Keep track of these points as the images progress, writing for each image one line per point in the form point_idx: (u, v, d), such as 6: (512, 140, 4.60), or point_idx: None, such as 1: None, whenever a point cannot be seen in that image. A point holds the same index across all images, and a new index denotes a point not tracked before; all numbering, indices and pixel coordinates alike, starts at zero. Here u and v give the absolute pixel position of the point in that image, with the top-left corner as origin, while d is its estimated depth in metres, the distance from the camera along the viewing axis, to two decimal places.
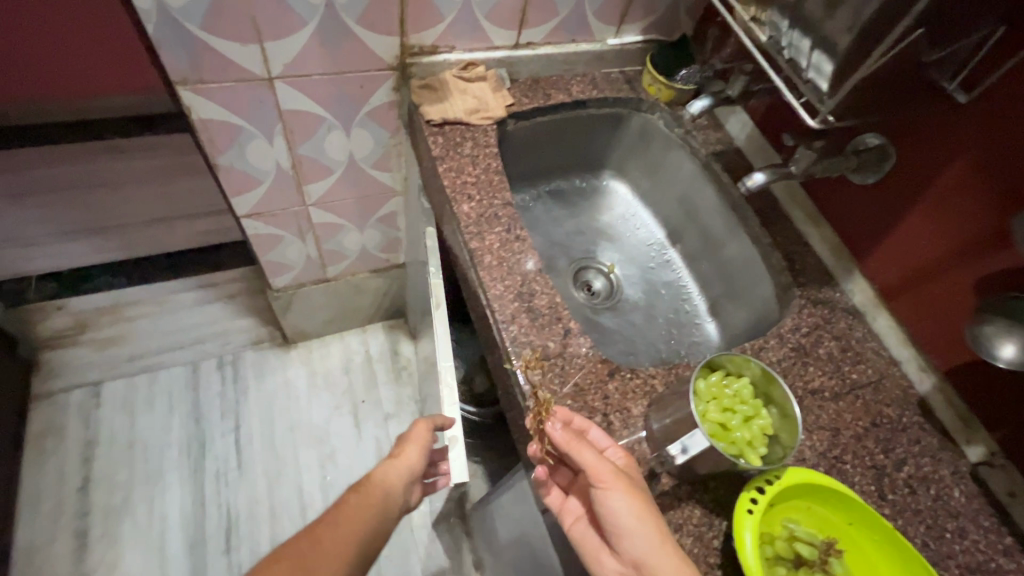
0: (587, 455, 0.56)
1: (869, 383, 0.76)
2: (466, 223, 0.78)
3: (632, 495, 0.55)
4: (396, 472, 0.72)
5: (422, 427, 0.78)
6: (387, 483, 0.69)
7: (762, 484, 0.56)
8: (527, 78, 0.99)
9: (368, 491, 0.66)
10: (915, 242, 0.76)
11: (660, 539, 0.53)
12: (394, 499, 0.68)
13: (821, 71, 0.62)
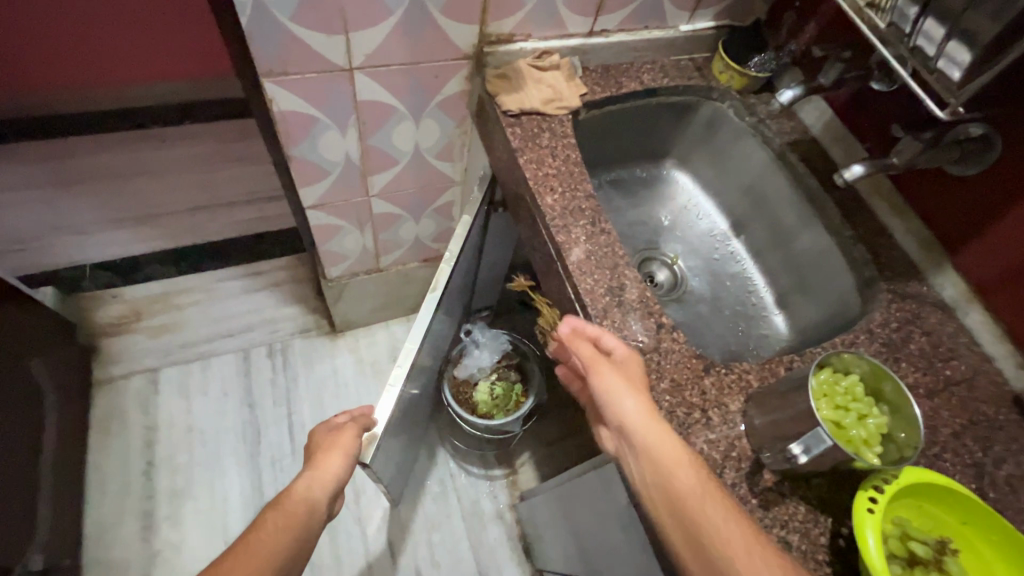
0: (580, 351, 0.64)
1: (963, 380, 0.75)
2: (550, 216, 0.77)
3: (617, 380, 0.61)
4: (318, 482, 0.73)
5: (349, 433, 0.82)
6: (310, 495, 0.71)
7: (878, 482, 0.56)
8: (597, 67, 0.97)
9: (285, 507, 0.68)
10: (1019, 235, 0.73)
11: (640, 411, 0.59)
12: (316, 512, 0.70)
13: (954, 61, 0.61)
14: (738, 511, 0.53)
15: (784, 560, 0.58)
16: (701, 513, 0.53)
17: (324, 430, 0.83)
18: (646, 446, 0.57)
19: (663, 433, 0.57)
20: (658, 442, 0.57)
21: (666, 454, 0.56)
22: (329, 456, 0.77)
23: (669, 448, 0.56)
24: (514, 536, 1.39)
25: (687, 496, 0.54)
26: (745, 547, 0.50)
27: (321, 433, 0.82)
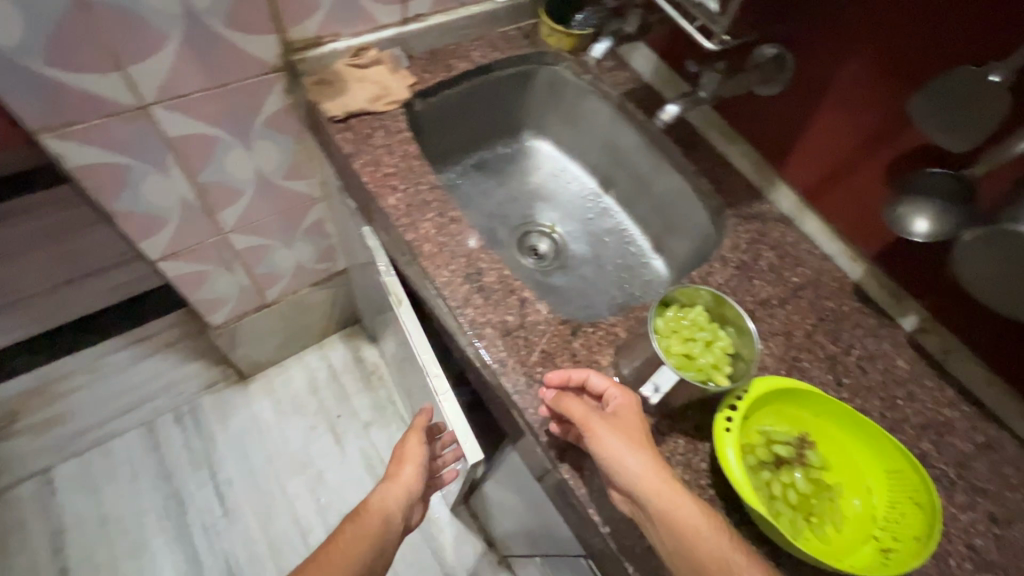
0: (575, 410, 0.56)
1: (809, 282, 0.81)
2: (396, 216, 0.76)
3: (621, 437, 0.54)
4: (392, 493, 0.75)
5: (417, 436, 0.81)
6: (384, 507, 0.73)
7: (735, 401, 0.61)
8: (424, 53, 0.95)
9: (360, 521, 0.71)
10: (827, 139, 0.78)
11: (648, 473, 0.52)
12: (391, 523, 0.72)
13: None
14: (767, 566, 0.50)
15: None
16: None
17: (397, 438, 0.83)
18: (662, 515, 0.50)
19: (679, 494, 0.51)
20: (682, 510, 0.51)
21: (687, 521, 0.50)
22: (401, 465, 0.78)
23: (693, 514, 0.51)
24: None
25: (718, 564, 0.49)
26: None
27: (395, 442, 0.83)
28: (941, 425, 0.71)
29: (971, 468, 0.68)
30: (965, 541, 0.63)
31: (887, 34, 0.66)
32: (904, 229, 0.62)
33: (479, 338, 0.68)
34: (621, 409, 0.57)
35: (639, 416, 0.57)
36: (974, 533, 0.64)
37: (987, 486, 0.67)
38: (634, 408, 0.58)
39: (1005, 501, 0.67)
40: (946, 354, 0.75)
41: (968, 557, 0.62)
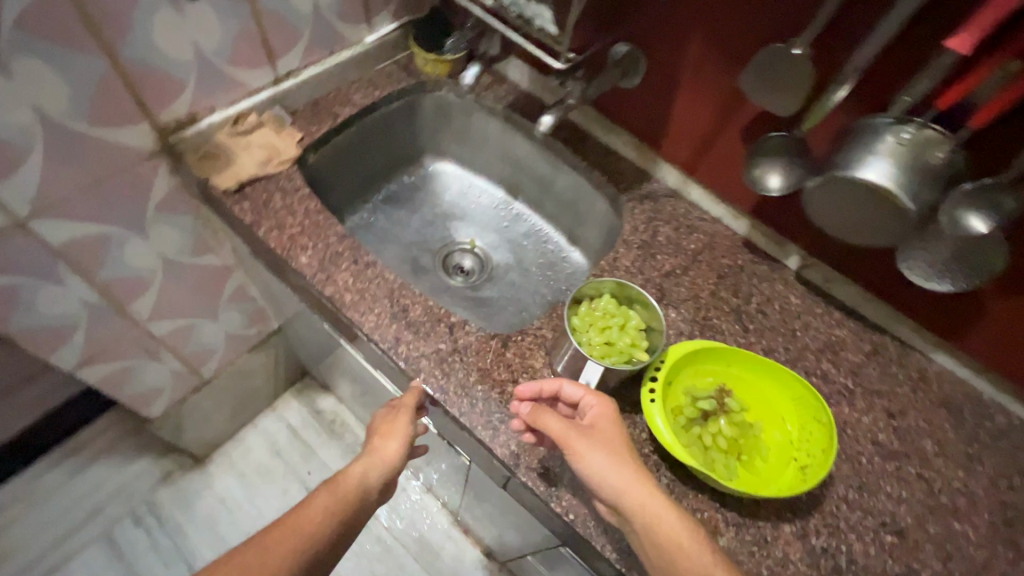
0: (554, 426, 0.59)
1: (705, 246, 0.89)
2: (311, 274, 0.77)
3: (602, 451, 0.58)
4: (372, 467, 0.72)
5: (409, 401, 0.73)
6: (360, 479, 0.70)
7: (654, 372, 0.67)
8: (306, 105, 0.96)
9: (331, 491, 0.68)
10: (688, 118, 0.85)
11: (629, 484, 0.56)
12: (366, 495, 0.70)
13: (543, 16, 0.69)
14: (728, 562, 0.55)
15: None
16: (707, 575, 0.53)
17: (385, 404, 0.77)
18: (644, 523, 0.54)
19: (658, 501, 0.55)
20: (660, 517, 0.55)
21: (665, 527, 0.54)
22: (384, 435, 0.74)
23: (670, 521, 0.55)
24: (469, 546, 1.42)
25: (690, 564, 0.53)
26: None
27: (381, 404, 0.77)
28: (836, 344, 0.81)
29: (865, 375, 0.79)
30: (871, 439, 0.73)
31: (710, 20, 0.74)
32: (755, 182, 0.72)
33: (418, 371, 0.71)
34: (600, 422, 0.61)
35: (617, 427, 0.61)
36: (877, 431, 0.74)
37: (881, 387, 0.78)
38: (613, 419, 0.61)
39: (896, 396, 0.78)
40: (829, 282, 0.86)
41: (876, 452, 0.72)
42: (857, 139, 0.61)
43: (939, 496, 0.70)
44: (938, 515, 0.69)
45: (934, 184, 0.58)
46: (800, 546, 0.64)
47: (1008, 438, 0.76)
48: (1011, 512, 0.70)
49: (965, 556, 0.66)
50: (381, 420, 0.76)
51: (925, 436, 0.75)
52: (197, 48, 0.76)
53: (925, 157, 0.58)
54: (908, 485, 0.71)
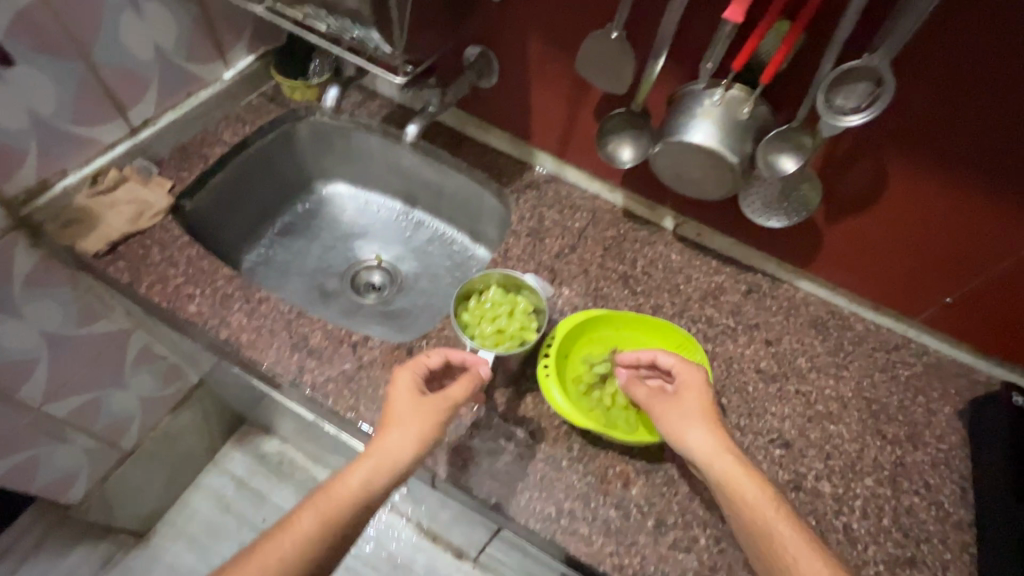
0: (641, 394, 0.67)
1: (589, 222, 0.95)
2: (203, 322, 0.76)
3: (683, 414, 0.63)
4: (380, 468, 0.58)
5: (453, 395, 0.63)
6: (363, 487, 0.57)
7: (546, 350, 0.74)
8: (172, 152, 0.94)
9: (325, 502, 0.56)
10: (544, 109, 0.90)
11: (705, 445, 0.60)
12: (366, 505, 0.57)
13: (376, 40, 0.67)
14: (804, 534, 0.54)
15: (534, 445, 0.71)
16: (771, 538, 0.54)
17: (408, 389, 0.63)
18: (715, 483, 0.59)
19: (733, 465, 0.59)
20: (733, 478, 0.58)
21: (738, 488, 0.57)
22: (401, 428, 0.60)
23: (748, 485, 0.57)
24: (441, 553, 1.43)
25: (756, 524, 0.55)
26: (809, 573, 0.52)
27: (405, 386, 0.63)
28: (717, 289, 0.89)
29: (744, 312, 0.87)
30: (754, 367, 0.82)
31: (539, 17, 0.79)
32: (610, 158, 0.78)
33: (326, 395, 0.72)
34: (685, 389, 0.65)
35: (706, 396, 0.64)
36: (758, 359, 0.83)
37: (758, 320, 0.87)
38: (702, 386, 0.64)
39: (772, 325, 0.87)
40: (702, 236, 0.93)
41: (759, 378, 0.81)
42: (680, 107, 0.68)
43: (816, 405, 0.79)
44: (816, 421, 0.78)
45: (747, 137, 0.66)
46: (703, 477, 0.70)
47: (868, 341, 0.86)
48: (876, 405, 0.80)
49: (843, 452, 0.75)
50: (400, 413, 0.61)
51: (799, 355, 0.84)
52: (30, 113, 0.73)
53: (734, 116, 0.65)
54: (789, 401, 0.79)
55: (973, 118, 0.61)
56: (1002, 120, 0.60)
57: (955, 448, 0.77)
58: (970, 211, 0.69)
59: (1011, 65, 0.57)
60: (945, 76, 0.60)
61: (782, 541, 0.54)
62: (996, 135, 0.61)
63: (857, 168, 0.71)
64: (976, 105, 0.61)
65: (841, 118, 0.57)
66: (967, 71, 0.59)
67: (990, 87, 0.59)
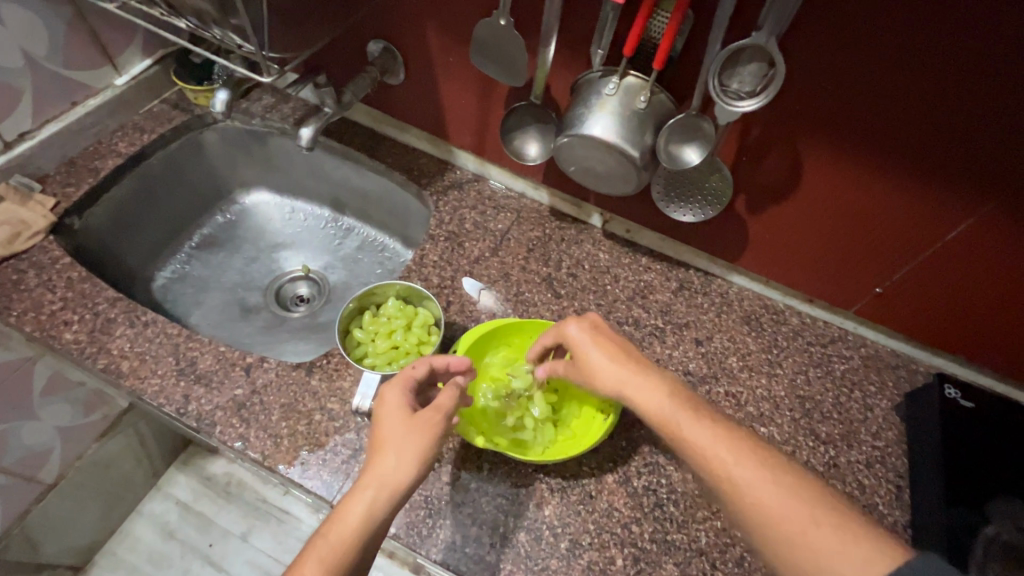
0: (560, 369, 0.65)
1: (512, 223, 0.90)
2: (79, 351, 0.70)
3: (586, 368, 0.60)
4: (382, 494, 0.50)
5: (445, 405, 0.56)
6: (364, 520, 0.49)
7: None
8: (59, 166, 0.88)
9: (327, 547, 0.47)
10: (457, 105, 0.84)
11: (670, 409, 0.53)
12: (370, 542, 0.49)
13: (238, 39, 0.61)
14: (720, 427, 0.51)
15: (440, 468, 0.66)
16: (693, 449, 0.50)
17: (396, 405, 0.56)
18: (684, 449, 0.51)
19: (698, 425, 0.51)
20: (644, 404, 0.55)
21: (707, 452, 0.49)
22: (397, 447, 0.52)
23: (717, 446, 0.49)
24: None
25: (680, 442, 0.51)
26: (733, 464, 0.48)
27: (394, 403, 0.56)
28: (646, 288, 0.85)
29: (673, 311, 0.83)
30: (682, 370, 0.78)
31: (434, 7, 0.73)
32: (517, 154, 0.73)
33: (213, 425, 0.66)
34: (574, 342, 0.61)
35: (592, 339, 0.60)
36: (687, 360, 0.79)
37: (688, 319, 0.82)
38: (587, 332, 0.61)
39: (703, 323, 0.82)
40: (631, 232, 0.88)
41: (687, 381, 0.77)
42: (578, 98, 0.63)
43: (747, 407, 0.75)
44: (746, 424, 0.74)
45: (647, 127, 0.61)
46: (622, 492, 0.66)
47: (803, 336, 0.82)
48: (809, 403, 0.76)
49: None
50: (392, 432, 0.53)
51: (730, 354, 0.80)
52: None
53: (632, 105, 0.60)
54: (718, 404, 0.75)
55: (877, 95, 0.57)
56: (905, 94, 0.56)
57: (891, 445, 0.73)
58: (889, 192, 0.64)
59: (908, 36, 0.52)
60: (842, 51, 0.55)
61: (701, 446, 0.50)
62: (902, 111, 0.57)
63: (767, 159, 0.67)
64: (877, 80, 0.56)
65: (735, 103, 0.54)
66: (865, 45, 0.54)
67: (890, 59, 0.54)
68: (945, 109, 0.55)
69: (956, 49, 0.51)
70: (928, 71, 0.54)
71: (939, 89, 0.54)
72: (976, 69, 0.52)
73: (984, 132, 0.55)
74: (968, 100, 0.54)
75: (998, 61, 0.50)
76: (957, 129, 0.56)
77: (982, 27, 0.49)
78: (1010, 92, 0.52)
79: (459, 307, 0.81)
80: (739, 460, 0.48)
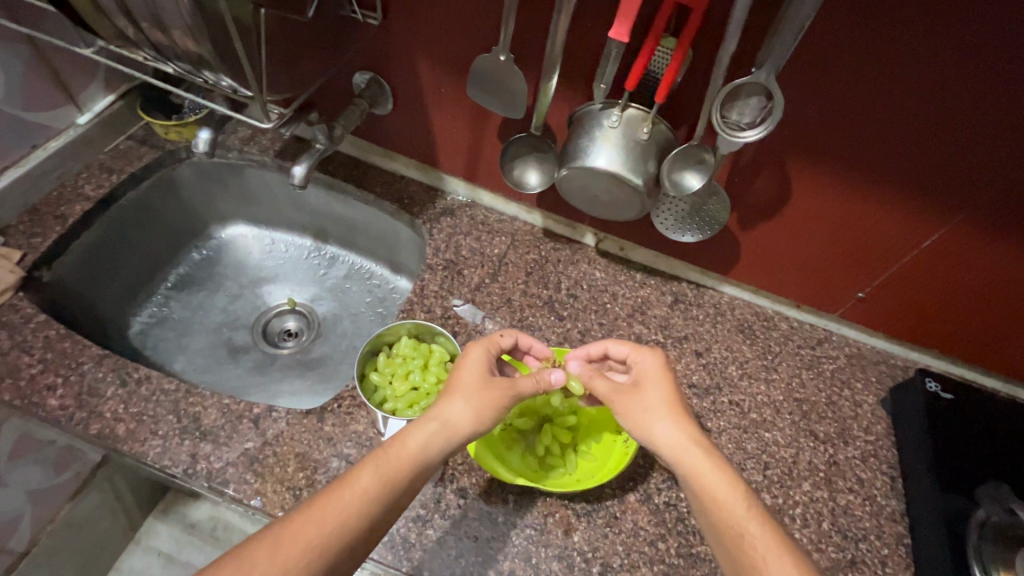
0: (602, 386, 0.64)
1: (508, 247, 0.90)
2: (66, 417, 0.66)
3: (641, 409, 0.61)
4: (443, 434, 0.56)
5: (521, 386, 0.62)
6: (422, 454, 0.54)
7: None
8: (21, 216, 0.82)
9: (384, 463, 0.52)
10: (448, 133, 0.84)
11: (718, 481, 0.55)
12: (418, 477, 0.53)
13: (231, 84, 0.59)
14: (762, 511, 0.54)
15: (466, 504, 0.66)
16: (733, 523, 0.53)
17: (479, 364, 0.62)
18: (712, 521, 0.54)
19: (741, 505, 0.53)
20: (693, 466, 0.56)
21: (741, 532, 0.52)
22: (468, 400, 0.58)
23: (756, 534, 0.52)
24: None
25: (720, 513, 0.53)
26: (767, 548, 0.51)
27: (475, 362, 0.62)
28: (644, 304, 0.87)
29: (672, 325, 0.86)
30: (687, 383, 0.80)
31: (425, 40, 0.72)
32: (517, 183, 0.75)
33: (225, 483, 0.64)
34: (645, 377, 0.64)
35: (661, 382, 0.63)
36: (690, 373, 0.81)
37: (687, 331, 0.85)
38: (660, 371, 0.64)
39: (701, 335, 0.85)
40: (625, 249, 0.90)
41: (693, 393, 0.80)
42: (581, 129, 0.65)
43: (750, 414, 0.79)
44: (751, 430, 0.77)
45: (650, 157, 0.63)
46: (645, 511, 0.67)
47: (793, 340, 0.87)
48: (806, 405, 0.80)
49: (779, 459, 0.75)
50: (469, 385, 0.60)
51: (729, 363, 0.83)
52: None
53: (634, 135, 0.62)
54: (724, 413, 0.79)
55: (873, 115, 0.60)
56: (900, 115, 0.59)
57: (882, 438, 0.78)
58: (873, 206, 0.69)
59: (900, 64, 0.56)
60: (841, 76, 0.59)
61: (744, 522, 0.52)
62: (896, 130, 0.61)
63: (759, 178, 0.71)
64: (872, 103, 0.60)
65: (737, 134, 0.56)
66: (863, 71, 0.57)
67: (886, 84, 0.58)
68: (936, 129, 0.59)
69: (940, 77, 0.56)
70: (922, 95, 0.57)
71: (919, 114, 0.59)
72: (965, 94, 0.56)
73: (968, 151, 0.60)
74: (957, 121, 0.58)
75: (986, 87, 0.55)
76: (946, 147, 0.60)
77: (973, 57, 0.53)
78: (983, 117, 0.57)
79: (465, 337, 0.81)
80: (773, 547, 0.51)
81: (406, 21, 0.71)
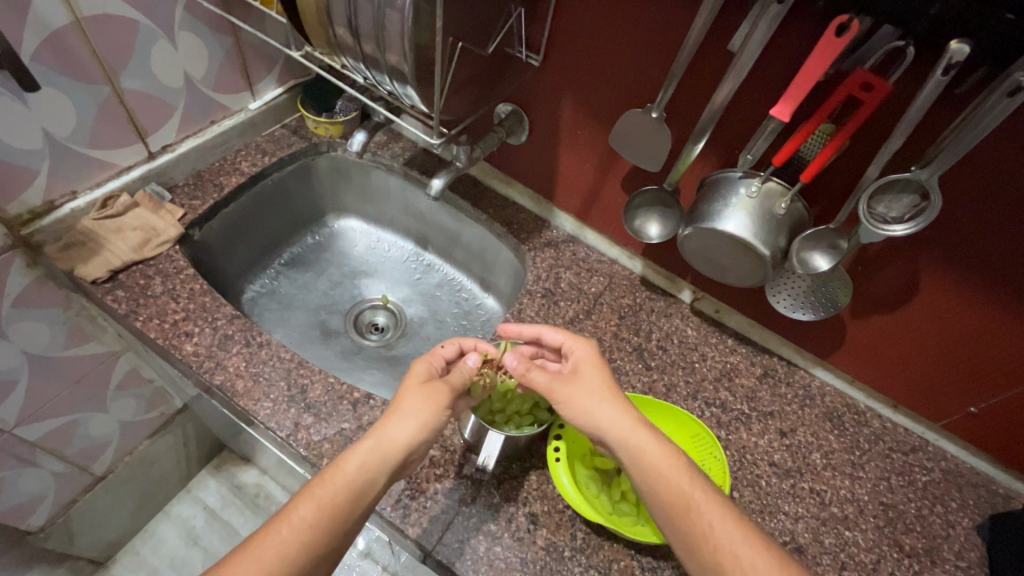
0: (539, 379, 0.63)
1: (605, 288, 0.92)
2: (197, 363, 0.74)
3: (584, 400, 0.60)
4: (378, 449, 0.56)
5: (454, 381, 0.63)
6: (362, 478, 0.55)
7: (558, 432, 0.71)
8: (187, 178, 0.93)
9: (321, 491, 0.53)
10: (574, 171, 0.88)
11: (676, 469, 0.55)
12: (363, 497, 0.54)
13: (412, 98, 0.66)
14: (702, 480, 0.56)
15: (536, 530, 0.67)
16: (680, 494, 0.54)
17: (421, 371, 0.64)
18: (674, 508, 0.53)
19: (699, 498, 0.54)
20: (637, 440, 0.57)
21: (706, 521, 0.52)
22: (407, 416, 0.58)
23: (720, 521, 0.52)
24: None
25: (666, 487, 0.54)
26: (717, 519, 0.52)
27: (417, 372, 0.63)
28: (734, 370, 0.86)
29: (758, 399, 0.84)
30: (767, 460, 0.79)
31: (577, 86, 0.77)
32: (636, 232, 0.79)
33: (320, 457, 0.68)
34: (581, 365, 0.64)
35: (598, 364, 0.64)
36: (771, 452, 0.80)
37: (773, 408, 0.84)
38: (595, 359, 0.65)
39: (788, 415, 0.83)
40: (720, 312, 0.90)
41: (772, 472, 0.78)
42: (717, 190, 0.67)
43: (831, 507, 0.76)
44: (831, 525, 0.74)
45: (782, 231, 0.64)
46: None
47: (884, 440, 0.83)
48: (892, 511, 0.76)
49: (858, 562, 0.72)
50: (405, 398, 0.60)
51: (814, 449, 0.81)
52: (46, 134, 0.72)
53: (771, 208, 0.64)
54: (802, 498, 0.76)
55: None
56: None
57: (974, 566, 0.73)
58: (1000, 321, 0.66)
59: None
60: (1000, 197, 0.58)
61: (690, 492, 0.54)
62: None
63: (885, 272, 0.70)
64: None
65: (885, 226, 0.57)
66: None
67: None
68: None
69: None
70: None
71: None
72: None
73: None
74: None
75: None
76: None
77: None
78: None
79: None
80: (717, 515, 0.53)
81: (564, 66, 0.76)
